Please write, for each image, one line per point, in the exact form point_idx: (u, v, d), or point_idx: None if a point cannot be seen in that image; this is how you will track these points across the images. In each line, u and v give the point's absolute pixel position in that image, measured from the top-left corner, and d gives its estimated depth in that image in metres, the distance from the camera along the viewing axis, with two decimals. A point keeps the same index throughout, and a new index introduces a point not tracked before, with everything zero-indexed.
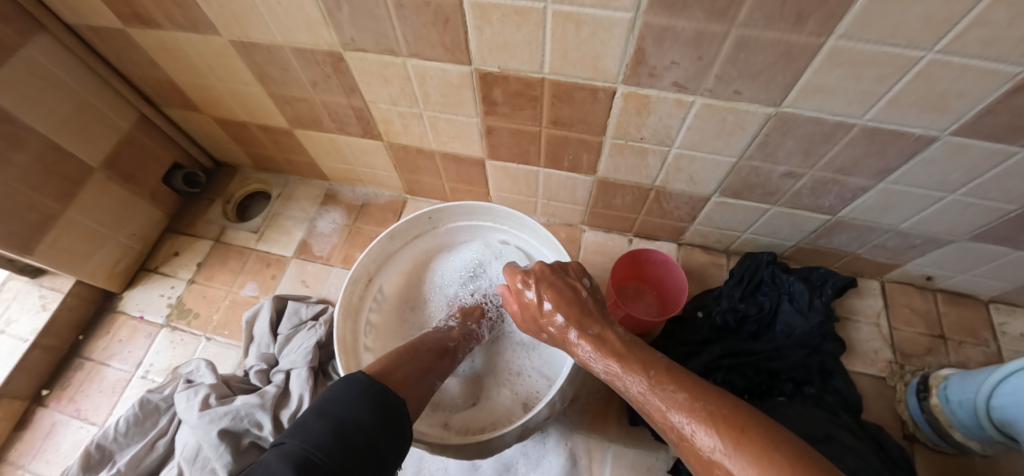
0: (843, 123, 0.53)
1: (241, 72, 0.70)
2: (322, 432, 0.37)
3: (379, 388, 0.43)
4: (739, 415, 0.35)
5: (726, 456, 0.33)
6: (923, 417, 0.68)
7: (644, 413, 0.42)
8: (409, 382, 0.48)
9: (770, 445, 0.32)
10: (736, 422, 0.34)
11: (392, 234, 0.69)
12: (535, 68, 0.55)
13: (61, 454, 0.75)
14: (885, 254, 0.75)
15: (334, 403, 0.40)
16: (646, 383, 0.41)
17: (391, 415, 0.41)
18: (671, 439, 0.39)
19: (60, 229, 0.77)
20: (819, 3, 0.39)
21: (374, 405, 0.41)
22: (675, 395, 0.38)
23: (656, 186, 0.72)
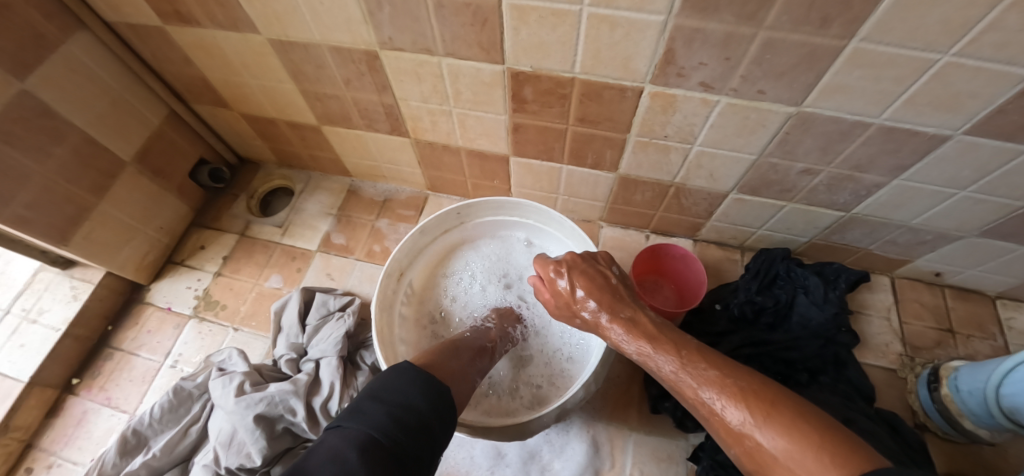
0: (861, 122, 0.56)
1: (275, 69, 0.72)
2: (382, 417, 0.38)
3: (428, 375, 0.45)
4: (772, 393, 0.37)
5: (756, 428, 0.35)
6: (934, 406, 0.70)
7: (672, 388, 0.44)
8: (452, 373, 0.50)
9: (800, 419, 0.34)
10: (768, 399, 0.36)
11: (424, 229, 0.71)
12: (567, 67, 0.58)
13: (93, 441, 0.76)
14: (896, 250, 0.77)
15: (386, 389, 0.42)
16: (677, 361, 0.43)
17: (441, 399, 0.43)
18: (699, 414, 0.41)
19: (93, 222, 0.78)
20: (844, 8, 0.42)
21: (424, 390, 0.43)
22: (707, 374, 0.41)
23: (676, 183, 0.74)
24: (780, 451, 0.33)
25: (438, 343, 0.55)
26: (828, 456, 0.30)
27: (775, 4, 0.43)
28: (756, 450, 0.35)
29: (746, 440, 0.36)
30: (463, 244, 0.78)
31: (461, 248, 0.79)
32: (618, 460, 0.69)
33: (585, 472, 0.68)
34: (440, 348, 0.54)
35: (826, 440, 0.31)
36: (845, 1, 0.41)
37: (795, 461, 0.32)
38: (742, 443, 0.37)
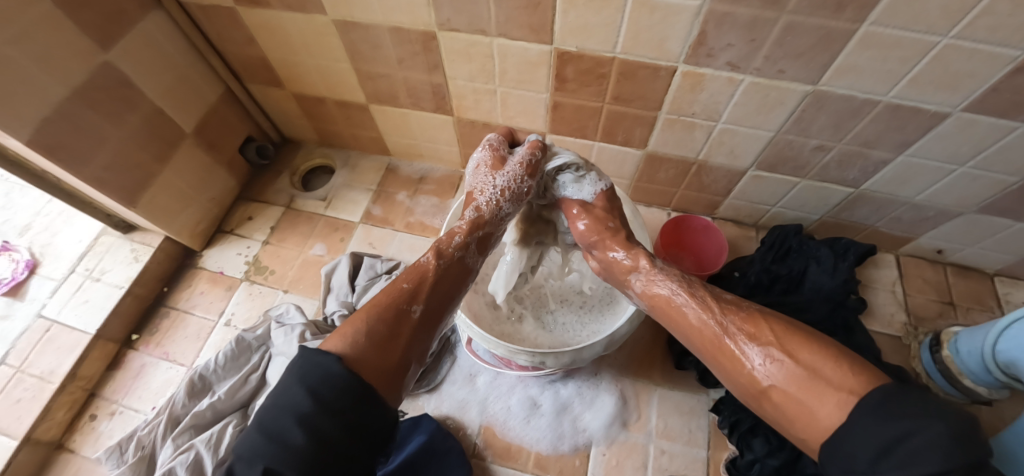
0: (870, 100, 0.62)
1: (334, 50, 0.78)
2: (296, 433, 0.33)
3: (309, 364, 0.37)
4: (781, 321, 0.41)
5: (770, 346, 0.39)
6: (936, 368, 0.76)
7: (684, 326, 0.47)
8: (376, 339, 0.41)
9: (810, 341, 0.38)
10: (781, 326, 0.41)
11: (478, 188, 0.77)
12: (607, 47, 0.65)
13: (153, 391, 0.82)
14: (901, 227, 0.84)
15: (278, 410, 0.35)
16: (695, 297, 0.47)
17: (340, 383, 0.36)
18: (710, 349, 0.44)
19: (157, 188, 0.84)
20: None
21: (314, 386, 0.35)
22: (724, 305, 0.45)
23: (699, 159, 0.81)
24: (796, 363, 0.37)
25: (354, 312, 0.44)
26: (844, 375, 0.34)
27: None
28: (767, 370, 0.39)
29: (758, 361, 0.40)
30: None
31: None
32: (644, 412, 0.75)
33: (615, 422, 0.73)
34: (370, 303, 0.45)
35: (837, 357, 0.36)
36: None
37: (812, 379, 0.36)
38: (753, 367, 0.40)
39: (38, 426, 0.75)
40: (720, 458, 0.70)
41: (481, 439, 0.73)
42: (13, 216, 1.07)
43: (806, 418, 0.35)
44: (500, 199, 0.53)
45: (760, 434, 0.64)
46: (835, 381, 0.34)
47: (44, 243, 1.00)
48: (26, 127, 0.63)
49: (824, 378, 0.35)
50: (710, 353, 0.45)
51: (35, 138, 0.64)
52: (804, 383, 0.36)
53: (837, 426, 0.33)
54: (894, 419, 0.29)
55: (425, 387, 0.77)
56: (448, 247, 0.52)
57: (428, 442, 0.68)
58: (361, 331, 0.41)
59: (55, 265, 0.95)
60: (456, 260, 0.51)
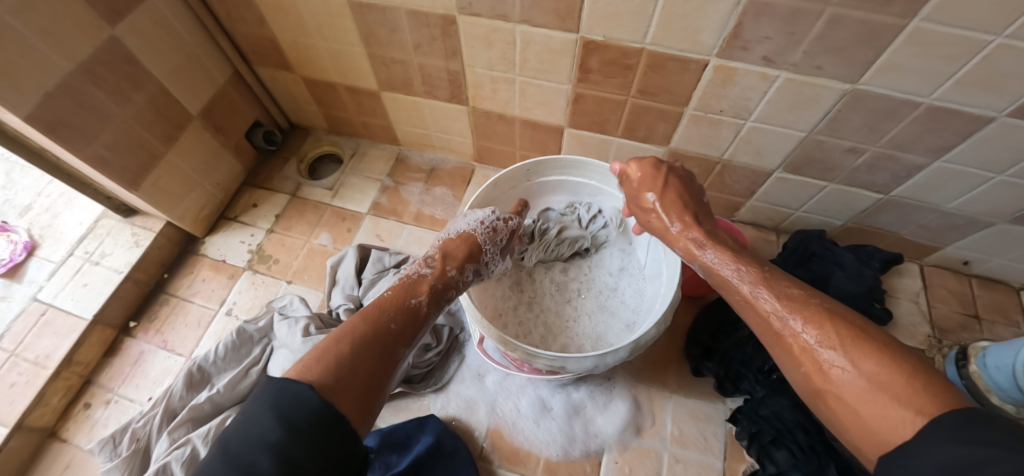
0: (910, 100, 0.59)
1: (349, 32, 0.75)
2: (262, 460, 0.30)
3: (283, 391, 0.35)
4: (846, 319, 0.38)
5: (830, 337, 0.37)
6: (961, 382, 0.74)
7: (742, 309, 0.46)
8: (359, 372, 0.40)
9: (872, 341, 0.36)
10: (843, 321, 0.38)
11: (497, 181, 0.69)
12: (636, 37, 0.61)
13: (150, 380, 0.79)
14: (927, 236, 0.81)
15: (242, 435, 0.32)
16: (751, 281, 0.45)
17: (313, 408, 0.34)
18: (768, 337, 0.42)
19: (161, 170, 0.81)
20: None
21: (286, 412, 0.33)
22: (785, 295, 0.42)
23: (723, 159, 0.78)
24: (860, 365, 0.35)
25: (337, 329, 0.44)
26: (916, 387, 0.31)
27: None
28: (824, 365, 0.37)
29: (817, 356, 0.37)
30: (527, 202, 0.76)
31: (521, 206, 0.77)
32: (658, 418, 0.72)
33: (628, 428, 0.71)
34: (349, 334, 0.43)
35: (911, 368, 0.33)
36: None
37: (874, 383, 0.33)
38: (810, 361, 0.38)
39: (31, 413, 0.72)
40: (737, 470, 0.68)
41: (489, 442, 0.70)
42: (13, 196, 1.04)
43: (860, 424, 0.34)
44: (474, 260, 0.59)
45: (783, 447, 0.61)
46: (903, 386, 0.32)
47: (43, 225, 0.97)
48: (26, 101, 0.60)
49: (884, 380, 0.33)
50: (767, 338, 0.43)
51: (34, 114, 0.61)
52: (864, 383, 0.34)
53: (897, 439, 0.31)
54: (957, 424, 0.28)
55: (433, 386, 0.75)
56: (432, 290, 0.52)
57: (435, 444, 0.66)
58: (343, 361, 0.40)
59: (54, 247, 0.92)
60: (440, 302, 0.53)
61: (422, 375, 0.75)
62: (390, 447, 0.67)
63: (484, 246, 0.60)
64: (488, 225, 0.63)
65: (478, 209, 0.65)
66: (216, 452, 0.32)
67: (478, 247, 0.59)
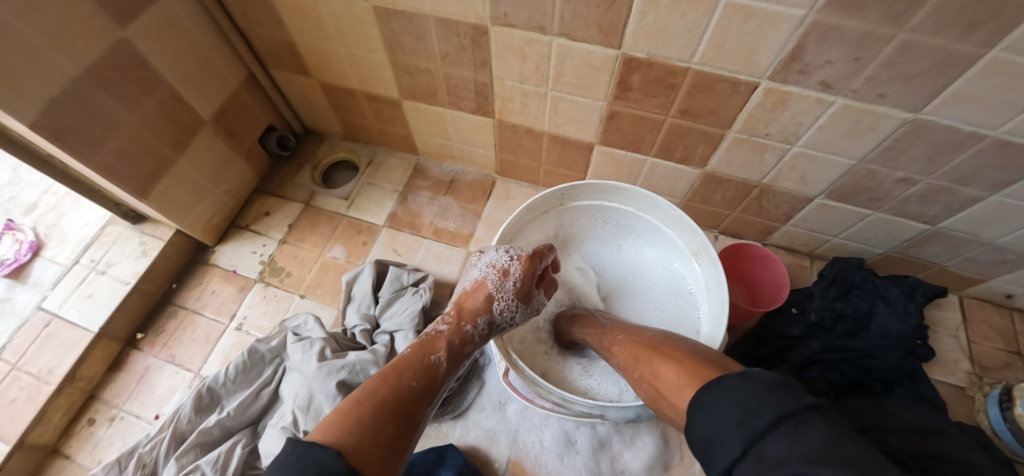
0: (976, 133, 0.54)
1: (372, 39, 0.70)
2: None
3: (307, 459, 0.32)
4: (670, 338, 0.49)
5: (666, 367, 0.43)
6: (1006, 427, 0.70)
7: (636, 385, 0.48)
8: (383, 440, 0.38)
9: (692, 354, 0.43)
10: (673, 347, 0.46)
11: (530, 206, 0.68)
12: (684, 56, 0.57)
13: (157, 397, 0.76)
14: (972, 269, 0.77)
15: None
16: (626, 341, 0.53)
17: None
18: (653, 399, 0.45)
19: (170, 178, 0.78)
20: (996, 15, 0.40)
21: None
22: (637, 350, 0.50)
23: (762, 183, 0.75)
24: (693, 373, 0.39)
25: (365, 382, 0.43)
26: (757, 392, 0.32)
27: (926, 6, 0.42)
28: (670, 394, 0.41)
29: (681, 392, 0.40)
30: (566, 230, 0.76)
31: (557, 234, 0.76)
32: (687, 455, 0.69)
33: (656, 465, 0.67)
34: (371, 393, 0.42)
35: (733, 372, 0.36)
36: (1000, 8, 0.40)
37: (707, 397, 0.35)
38: (666, 399, 0.42)
39: (32, 431, 0.69)
40: None
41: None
42: (17, 193, 1.01)
43: (693, 432, 0.35)
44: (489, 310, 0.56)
45: None
46: (710, 376, 0.37)
47: (48, 224, 0.94)
48: (29, 109, 0.56)
49: (701, 385, 0.37)
50: (650, 399, 0.45)
51: (38, 121, 0.57)
52: (688, 392, 0.39)
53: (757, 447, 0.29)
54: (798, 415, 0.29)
55: (451, 414, 0.71)
56: (455, 347, 0.51)
57: None
58: (367, 426, 0.38)
59: (59, 249, 0.89)
60: (458, 358, 0.52)
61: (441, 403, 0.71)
62: None
63: (496, 297, 0.56)
64: (500, 268, 0.58)
65: (491, 251, 0.61)
66: None
67: (491, 298, 0.56)
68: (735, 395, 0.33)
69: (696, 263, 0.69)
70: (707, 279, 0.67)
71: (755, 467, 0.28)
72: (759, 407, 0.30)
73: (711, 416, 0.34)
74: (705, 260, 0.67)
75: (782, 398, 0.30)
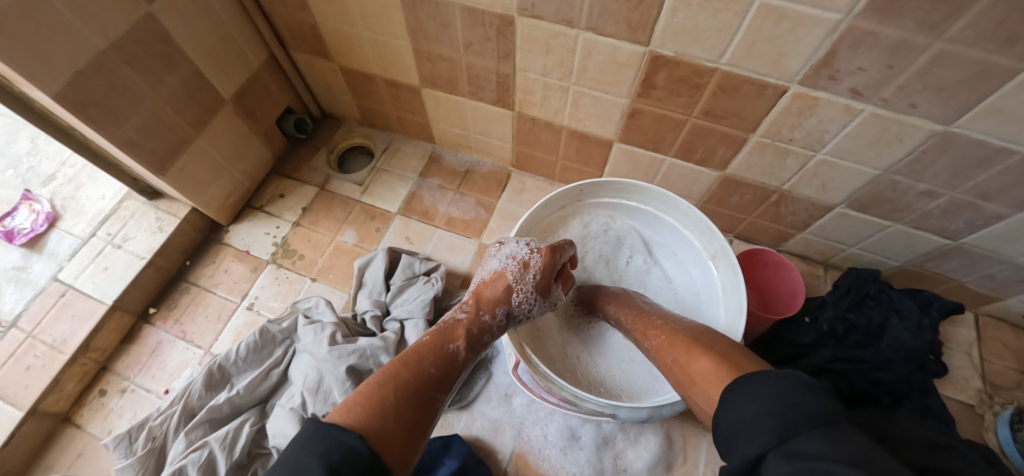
0: (1006, 149, 0.53)
1: (396, 25, 0.70)
2: None
3: (331, 441, 0.33)
4: (711, 333, 0.48)
5: (704, 360, 0.43)
6: (1015, 446, 0.69)
7: (667, 370, 0.48)
8: (404, 424, 0.38)
9: (734, 351, 0.43)
10: (714, 341, 0.45)
11: (548, 201, 0.68)
12: (712, 56, 0.56)
13: (167, 372, 0.77)
14: (989, 286, 0.76)
15: None
16: (663, 327, 0.53)
17: (363, 465, 0.32)
18: (683, 387, 0.45)
19: (189, 155, 0.78)
20: None
21: (336, 465, 0.31)
22: (675, 338, 0.49)
23: (782, 189, 0.74)
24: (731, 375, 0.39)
25: (384, 366, 0.44)
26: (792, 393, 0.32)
27: (967, 16, 0.41)
28: (705, 386, 0.41)
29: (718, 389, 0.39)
30: (583, 221, 0.75)
31: (573, 227, 0.76)
32: (692, 457, 0.69)
33: (659, 465, 0.68)
34: (393, 377, 0.42)
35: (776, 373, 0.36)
36: None
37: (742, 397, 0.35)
38: (697, 389, 0.42)
39: (45, 398, 0.70)
40: None
41: (514, 467, 0.68)
42: (36, 164, 1.02)
43: (721, 424, 0.36)
44: (504, 302, 0.56)
45: None
46: (750, 375, 0.37)
47: (66, 196, 0.95)
48: (56, 80, 0.56)
49: (737, 382, 0.37)
50: (680, 385, 0.46)
51: (64, 93, 0.58)
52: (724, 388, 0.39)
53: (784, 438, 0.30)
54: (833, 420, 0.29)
55: (458, 404, 0.72)
56: (472, 335, 0.52)
57: (460, 469, 0.63)
58: (389, 410, 0.38)
59: (75, 221, 0.90)
60: (477, 343, 0.52)
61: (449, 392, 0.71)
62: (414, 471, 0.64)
63: (515, 288, 0.56)
64: (520, 260, 0.58)
65: (510, 242, 0.62)
66: None
67: (510, 289, 0.56)
68: (768, 394, 0.33)
69: (712, 265, 0.69)
70: (724, 281, 0.67)
71: (783, 459, 0.29)
72: (794, 407, 0.31)
73: (742, 408, 0.34)
74: (722, 263, 0.66)
75: (817, 402, 0.30)
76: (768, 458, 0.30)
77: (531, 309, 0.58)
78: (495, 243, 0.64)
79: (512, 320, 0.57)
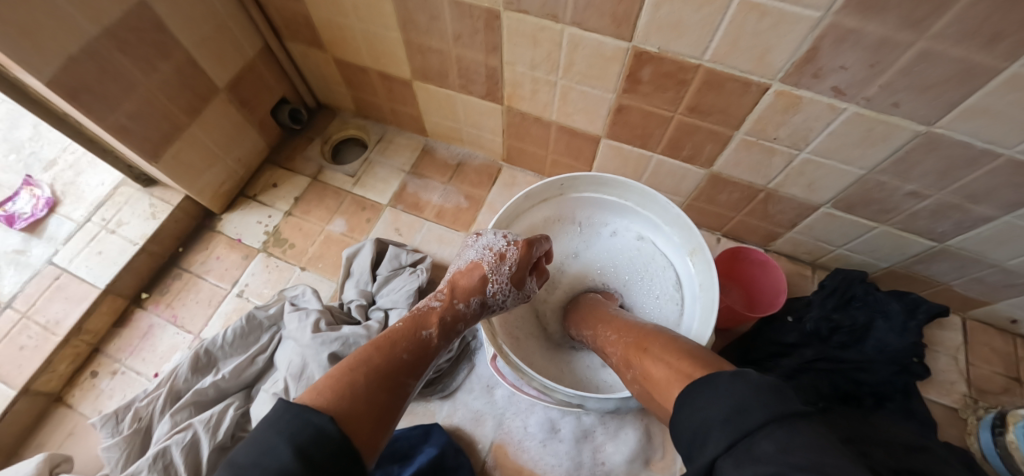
0: (992, 150, 0.52)
1: (386, 16, 0.70)
2: None
3: (301, 421, 0.34)
4: (662, 336, 0.49)
5: (657, 368, 0.44)
6: (996, 451, 0.69)
7: (630, 384, 0.50)
8: (374, 408, 0.39)
9: (682, 352, 0.43)
10: (664, 344, 0.46)
11: (529, 193, 0.68)
12: (696, 52, 0.56)
13: (157, 355, 0.79)
14: (978, 289, 0.75)
15: (252, 465, 0.30)
16: (619, 338, 0.54)
17: (331, 447, 0.33)
18: (646, 397, 0.46)
19: (183, 143, 0.79)
20: (1021, 27, 0.39)
21: (304, 446, 0.32)
22: (631, 347, 0.51)
23: (769, 187, 0.74)
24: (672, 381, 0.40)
25: (357, 350, 0.44)
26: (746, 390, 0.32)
27: (949, 14, 0.41)
28: (659, 396, 0.42)
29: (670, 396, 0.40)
30: (564, 214, 0.75)
31: (557, 220, 0.76)
32: (670, 453, 0.69)
33: (637, 459, 0.68)
34: (365, 361, 0.43)
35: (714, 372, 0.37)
36: None
37: (686, 400, 0.36)
38: (657, 401, 0.43)
39: (38, 378, 0.72)
40: None
41: (493, 458, 0.68)
42: (37, 149, 1.04)
43: (682, 424, 0.36)
44: (478, 292, 0.56)
45: None
46: (694, 379, 0.38)
47: (65, 181, 0.96)
48: (48, 65, 0.57)
49: (692, 385, 0.38)
50: (645, 398, 0.46)
51: (56, 78, 0.59)
52: (677, 392, 0.39)
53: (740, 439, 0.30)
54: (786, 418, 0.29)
55: (439, 394, 0.72)
56: (445, 325, 0.52)
57: (438, 457, 0.64)
58: (360, 393, 0.39)
59: (73, 207, 0.91)
60: (450, 331, 0.53)
61: (430, 382, 0.72)
62: (393, 458, 0.65)
63: (491, 279, 0.57)
64: (496, 252, 0.59)
65: (488, 233, 0.62)
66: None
67: (485, 279, 0.57)
68: (727, 393, 0.33)
69: (690, 262, 0.69)
70: (701, 277, 0.67)
71: (739, 462, 0.29)
72: (750, 406, 0.30)
73: (703, 411, 0.34)
74: (699, 260, 0.66)
75: (773, 400, 0.30)
76: (723, 462, 0.30)
77: (505, 300, 0.59)
78: (475, 233, 0.64)
79: (485, 310, 0.58)
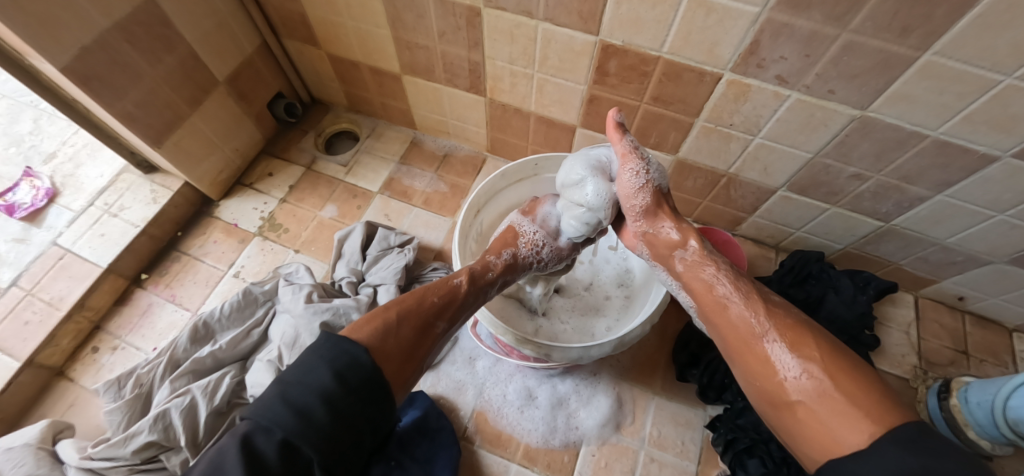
0: (919, 133, 0.59)
1: (376, 15, 0.76)
2: (320, 409, 0.34)
3: (338, 350, 0.38)
4: (810, 326, 0.42)
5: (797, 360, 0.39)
6: (941, 415, 0.75)
7: (731, 335, 0.45)
8: (404, 345, 0.43)
9: (837, 360, 0.38)
10: (811, 338, 0.40)
11: (504, 172, 0.74)
12: (655, 45, 0.62)
13: (156, 332, 0.83)
14: (924, 268, 0.82)
15: (296, 383, 0.35)
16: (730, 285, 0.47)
17: (365, 373, 0.38)
18: (753, 364, 0.42)
19: (184, 131, 0.84)
20: (925, 20, 0.45)
21: (341, 370, 0.37)
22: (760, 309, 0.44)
23: (729, 173, 0.81)
24: (789, 348, 0.40)
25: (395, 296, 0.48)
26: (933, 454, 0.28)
27: (864, 9, 0.47)
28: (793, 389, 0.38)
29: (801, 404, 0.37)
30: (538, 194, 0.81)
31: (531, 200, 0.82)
32: (640, 419, 0.74)
33: (608, 423, 0.73)
34: (398, 302, 0.47)
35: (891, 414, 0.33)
36: (927, 12, 0.44)
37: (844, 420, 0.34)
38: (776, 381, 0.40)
39: (42, 351, 0.76)
40: (709, 473, 0.70)
41: (474, 424, 0.73)
42: (38, 142, 1.08)
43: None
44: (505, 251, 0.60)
45: (756, 456, 0.64)
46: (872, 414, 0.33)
47: (66, 173, 1.01)
48: (63, 53, 0.62)
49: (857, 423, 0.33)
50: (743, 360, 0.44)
51: (70, 66, 0.64)
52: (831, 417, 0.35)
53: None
54: None
55: None
56: (478, 275, 0.56)
57: (421, 418, 0.70)
58: (391, 331, 0.43)
59: (74, 197, 0.96)
60: (483, 291, 0.56)
61: None
62: None
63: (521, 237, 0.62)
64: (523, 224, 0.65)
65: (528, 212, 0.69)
66: (272, 390, 0.35)
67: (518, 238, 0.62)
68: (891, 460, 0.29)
69: None
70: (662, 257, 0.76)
71: None
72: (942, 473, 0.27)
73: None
74: None
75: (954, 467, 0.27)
76: None
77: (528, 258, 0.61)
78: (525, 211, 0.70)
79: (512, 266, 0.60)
